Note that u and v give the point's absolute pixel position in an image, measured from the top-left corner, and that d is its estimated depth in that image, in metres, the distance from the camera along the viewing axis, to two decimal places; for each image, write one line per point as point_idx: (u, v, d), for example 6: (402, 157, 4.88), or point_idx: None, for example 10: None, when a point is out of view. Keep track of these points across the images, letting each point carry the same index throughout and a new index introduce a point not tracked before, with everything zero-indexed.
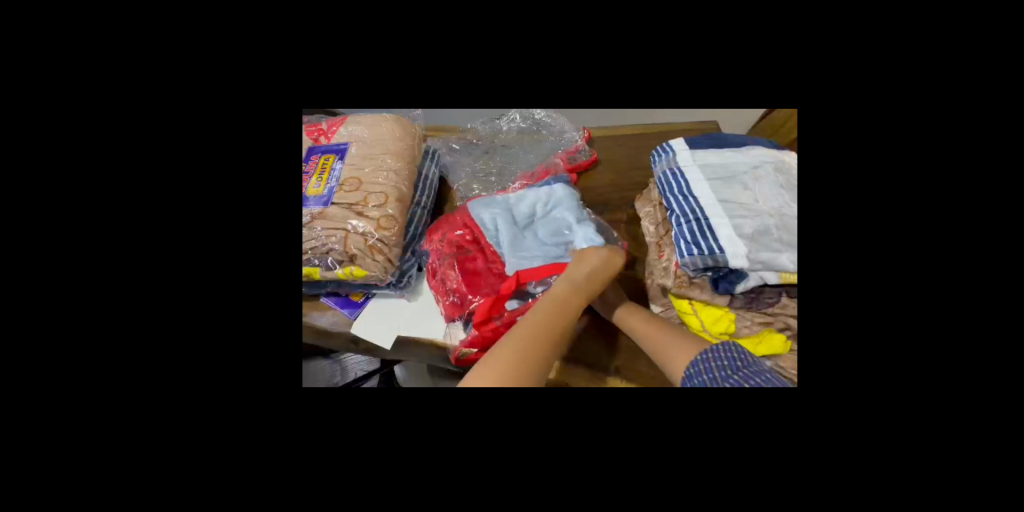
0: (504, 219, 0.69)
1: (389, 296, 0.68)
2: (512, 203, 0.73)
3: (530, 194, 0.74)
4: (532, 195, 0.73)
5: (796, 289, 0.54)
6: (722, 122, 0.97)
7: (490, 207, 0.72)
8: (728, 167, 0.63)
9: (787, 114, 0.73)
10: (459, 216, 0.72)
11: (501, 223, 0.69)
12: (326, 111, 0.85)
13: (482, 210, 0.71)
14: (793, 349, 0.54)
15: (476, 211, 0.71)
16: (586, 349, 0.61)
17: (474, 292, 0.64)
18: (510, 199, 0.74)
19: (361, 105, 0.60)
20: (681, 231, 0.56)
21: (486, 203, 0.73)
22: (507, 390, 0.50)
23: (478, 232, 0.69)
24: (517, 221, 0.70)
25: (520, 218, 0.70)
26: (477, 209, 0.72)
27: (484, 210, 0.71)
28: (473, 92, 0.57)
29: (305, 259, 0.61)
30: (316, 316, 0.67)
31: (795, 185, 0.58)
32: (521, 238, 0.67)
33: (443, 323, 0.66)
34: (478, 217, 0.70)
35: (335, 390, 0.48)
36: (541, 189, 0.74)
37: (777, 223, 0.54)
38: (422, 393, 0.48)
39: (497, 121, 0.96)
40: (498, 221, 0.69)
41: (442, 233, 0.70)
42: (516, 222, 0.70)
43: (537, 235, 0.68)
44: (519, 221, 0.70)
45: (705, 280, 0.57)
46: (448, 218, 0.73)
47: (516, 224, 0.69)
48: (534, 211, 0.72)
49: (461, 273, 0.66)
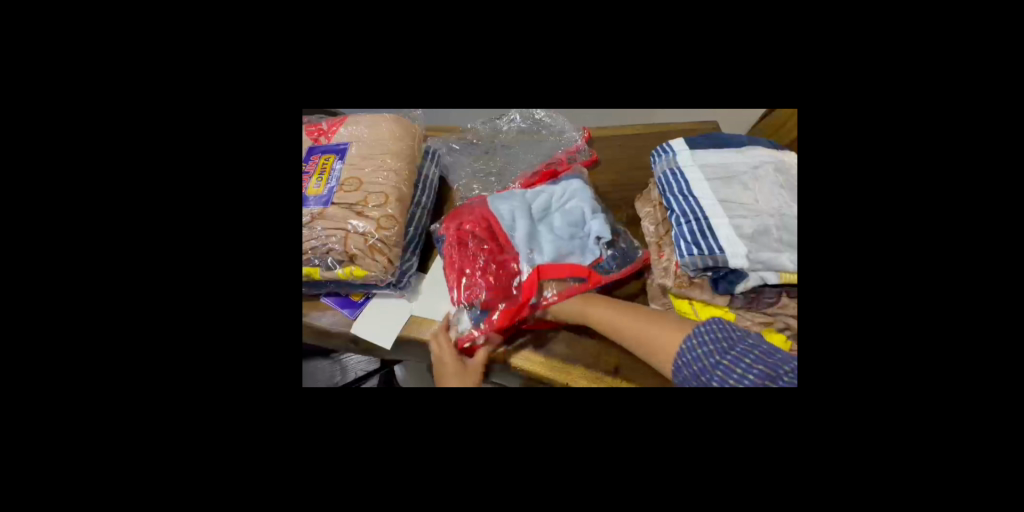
0: (522, 212, 0.69)
1: (389, 295, 0.68)
2: (528, 195, 0.73)
3: (550, 189, 0.74)
4: (550, 191, 0.73)
5: (796, 289, 0.54)
6: (722, 122, 0.97)
7: (507, 200, 0.72)
8: (728, 167, 0.63)
9: (787, 114, 0.73)
10: (476, 209, 0.72)
11: (520, 215, 0.68)
12: (326, 111, 0.86)
13: (500, 203, 0.71)
14: (793, 349, 0.54)
15: (494, 203, 0.71)
16: (586, 349, 0.61)
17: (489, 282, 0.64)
18: (527, 192, 0.74)
19: (360, 105, 0.60)
20: (681, 231, 0.57)
21: (504, 196, 0.73)
22: (507, 390, 0.50)
23: (496, 224, 0.68)
24: (537, 214, 0.70)
25: (539, 211, 0.70)
26: (495, 202, 0.71)
27: (502, 202, 0.71)
28: (472, 92, 0.57)
29: (305, 259, 0.61)
30: (315, 316, 0.67)
31: (795, 185, 0.58)
32: (542, 232, 0.67)
33: (447, 311, 0.67)
34: (497, 209, 0.70)
35: (335, 390, 0.48)
36: (559, 184, 0.75)
37: (777, 223, 0.54)
38: (421, 393, 0.49)
39: (497, 121, 0.96)
40: (518, 213, 0.69)
41: (459, 225, 0.70)
42: (537, 215, 0.70)
43: (556, 228, 0.68)
44: (537, 215, 0.70)
45: (705, 280, 0.57)
46: (464, 208, 0.73)
47: (536, 217, 0.69)
48: (551, 204, 0.72)
49: (478, 263, 0.66)
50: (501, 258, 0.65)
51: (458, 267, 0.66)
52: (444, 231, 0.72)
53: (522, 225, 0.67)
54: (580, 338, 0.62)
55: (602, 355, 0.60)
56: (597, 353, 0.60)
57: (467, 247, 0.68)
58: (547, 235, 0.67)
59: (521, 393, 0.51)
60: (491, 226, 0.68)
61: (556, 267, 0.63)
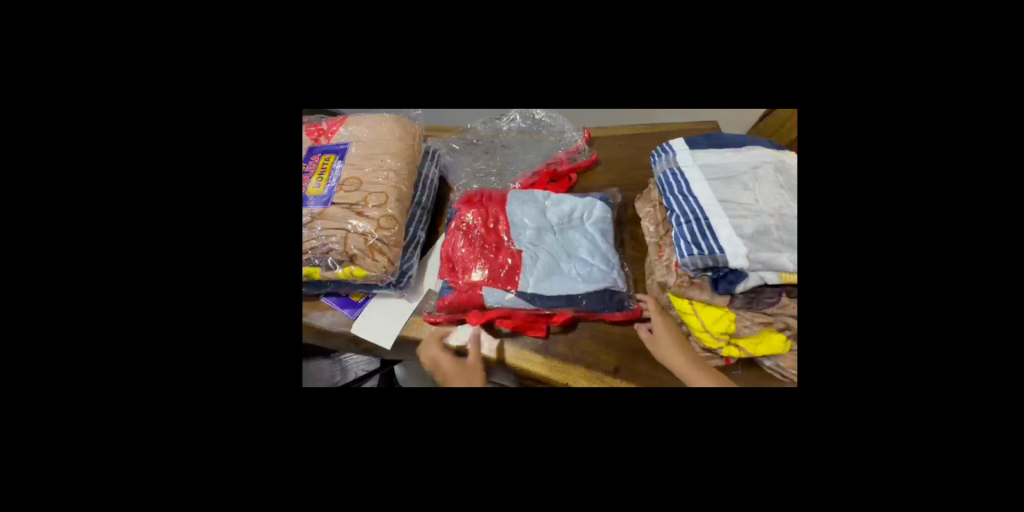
0: (532, 221, 0.69)
1: (389, 295, 0.68)
2: (547, 203, 0.72)
3: (572, 201, 0.72)
4: (571, 203, 0.72)
5: (796, 289, 0.54)
6: (722, 122, 0.97)
7: (524, 202, 0.71)
8: (728, 167, 0.63)
9: (787, 114, 0.73)
10: (492, 210, 0.71)
11: (528, 224, 0.69)
12: (326, 111, 0.86)
13: (517, 206, 0.71)
14: (793, 349, 0.55)
15: (511, 204, 0.71)
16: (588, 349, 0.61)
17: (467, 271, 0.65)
18: (548, 198, 0.73)
19: (360, 105, 0.60)
20: (681, 231, 0.56)
21: (520, 196, 0.73)
22: (508, 390, 0.50)
23: (503, 224, 0.69)
24: (547, 227, 0.69)
25: (550, 225, 0.69)
26: (512, 201, 0.72)
27: (518, 204, 0.71)
28: (472, 92, 0.56)
29: (304, 259, 0.61)
30: (316, 316, 0.67)
31: (795, 185, 0.58)
32: (540, 246, 0.67)
33: (421, 289, 0.70)
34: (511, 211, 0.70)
35: (335, 389, 0.48)
36: (585, 198, 0.73)
37: (778, 223, 0.54)
38: (421, 392, 0.48)
39: (497, 121, 0.96)
40: (526, 224, 0.69)
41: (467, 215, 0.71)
42: (545, 229, 0.69)
43: (554, 245, 0.67)
44: (546, 225, 0.69)
45: (705, 280, 0.57)
46: (483, 196, 0.74)
47: (540, 229, 0.69)
48: (563, 219, 0.70)
49: (463, 257, 0.67)
50: (490, 259, 0.65)
51: (454, 246, 0.69)
52: (456, 210, 0.75)
53: (525, 234, 0.68)
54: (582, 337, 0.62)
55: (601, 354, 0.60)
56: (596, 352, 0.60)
57: (467, 236, 0.69)
58: (544, 251, 0.66)
59: (520, 393, 0.51)
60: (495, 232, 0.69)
61: (536, 280, 0.63)
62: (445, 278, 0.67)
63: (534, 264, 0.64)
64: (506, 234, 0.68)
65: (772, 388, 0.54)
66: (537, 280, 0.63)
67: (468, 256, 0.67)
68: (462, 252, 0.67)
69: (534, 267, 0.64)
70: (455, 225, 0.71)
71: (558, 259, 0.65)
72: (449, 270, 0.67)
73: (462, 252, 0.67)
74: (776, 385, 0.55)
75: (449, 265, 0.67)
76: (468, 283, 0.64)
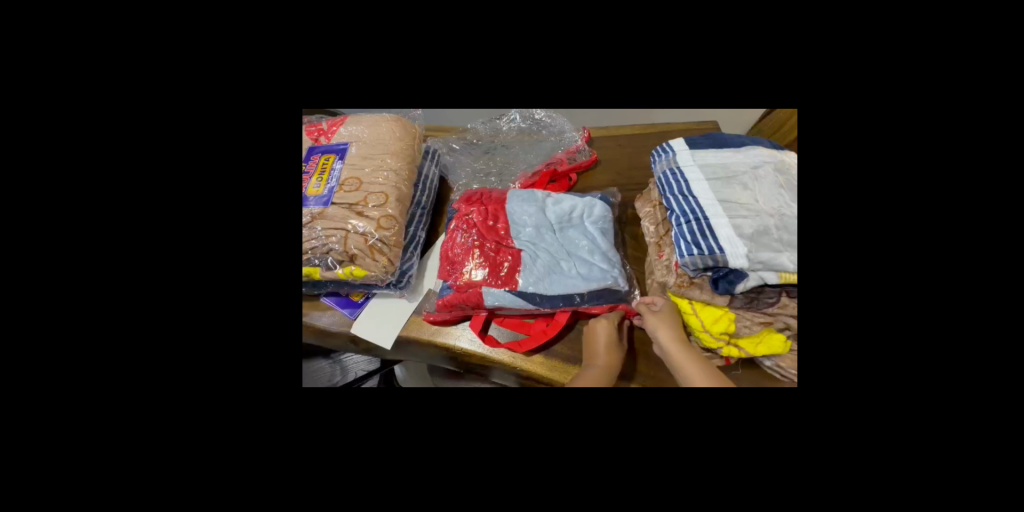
0: (533, 220, 0.69)
1: (389, 296, 0.68)
2: (547, 203, 0.72)
3: (573, 200, 0.72)
4: (571, 202, 0.72)
5: (795, 289, 0.54)
6: (722, 122, 0.97)
7: (524, 202, 0.71)
8: (728, 167, 0.63)
9: (787, 113, 0.73)
10: (492, 209, 0.71)
11: (529, 224, 0.69)
12: (326, 112, 0.86)
13: (517, 205, 0.71)
14: (792, 349, 0.55)
15: (511, 204, 0.71)
16: (598, 343, 0.58)
17: (467, 271, 0.65)
18: (548, 197, 0.73)
19: (360, 105, 0.60)
20: (681, 231, 0.57)
21: (520, 195, 0.73)
22: (509, 390, 0.50)
23: (503, 224, 0.69)
24: (547, 226, 0.69)
25: (550, 223, 0.70)
26: (512, 201, 0.72)
27: (518, 204, 0.71)
28: (472, 93, 0.56)
29: (304, 259, 0.61)
30: (316, 316, 0.67)
31: (795, 185, 0.58)
32: (540, 245, 0.67)
33: (421, 289, 0.71)
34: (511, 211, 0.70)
35: (335, 389, 0.48)
36: (585, 198, 0.73)
37: (778, 223, 0.54)
38: (421, 392, 0.48)
39: (497, 121, 0.96)
40: (527, 224, 0.69)
41: (466, 215, 0.71)
42: (545, 228, 0.69)
43: (554, 244, 0.67)
44: (546, 225, 0.69)
45: (705, 280, 0.57)
46: (483, 196, 0.74)
47: (540, 228, 0.69)
48: (563, 219, 0.70)
49: (464, 257, 0.67)
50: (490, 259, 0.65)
51: (454, 247, 0.68)
52: (456, 210, 0.75)
53: (525, 234, 0.68)
54: (598, 326, 0.60)
55: (612, 348, 0.58)
56: (607, 347, 0.58)
57: (467, 237, 0.68)
58: (543, 250, 0.66)
59: (521, 393, 0.51)
60: (495, 231, 0.68)
61: (535, 280, 0.63)
62: (445, 278, 0.67)
63: (534, 264, 0.64)
64: (506, 233, 0.68)
65: (772, 388, 0.54)
66: (537, 280, 0.63)
67: (468, 256, 0.66)
68: (462, 252, 0.67)
69: (534, 266, 0.64)
70: (455, 225, 0.71)
71: (557, 259, 0.65)
72: (450, 271, 0.67)
73: (462, 252, 0.67)
74: (776, 385, 0.55)
75: (449, 265, 0.67)
76: (467, 283, 0.64)
